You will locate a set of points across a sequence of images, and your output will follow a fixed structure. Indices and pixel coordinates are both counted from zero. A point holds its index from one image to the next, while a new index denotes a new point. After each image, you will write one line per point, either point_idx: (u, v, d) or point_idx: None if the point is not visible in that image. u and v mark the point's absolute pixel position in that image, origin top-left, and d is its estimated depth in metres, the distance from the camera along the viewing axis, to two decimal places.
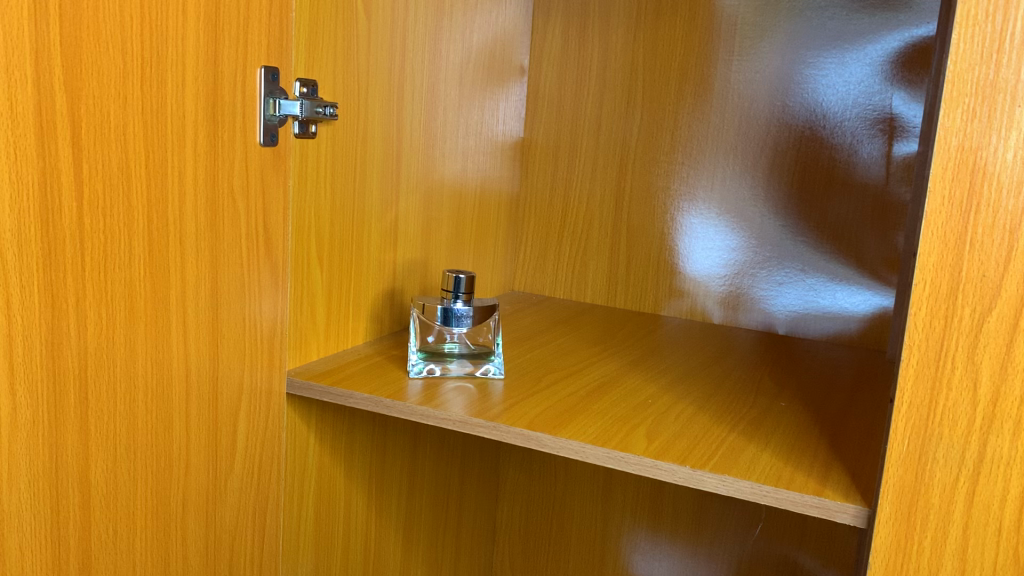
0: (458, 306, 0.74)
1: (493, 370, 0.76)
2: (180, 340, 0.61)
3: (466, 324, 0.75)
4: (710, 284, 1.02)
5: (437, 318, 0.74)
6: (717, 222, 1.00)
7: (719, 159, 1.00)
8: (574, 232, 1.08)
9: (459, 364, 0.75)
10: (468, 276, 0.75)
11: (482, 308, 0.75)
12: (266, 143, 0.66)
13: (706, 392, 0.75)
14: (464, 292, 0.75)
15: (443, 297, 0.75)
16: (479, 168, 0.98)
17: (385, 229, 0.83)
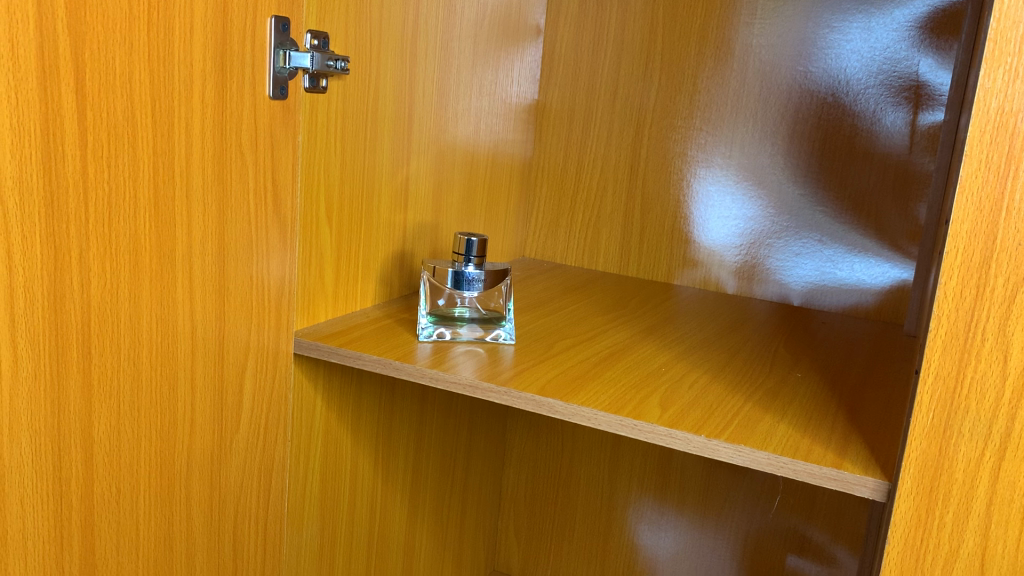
0: (470, 270, 0.73)
1: (504, 337, 0.74)
2: (185, 297, 0.60)
3: (477, 289, 0.73)
4: (726, 253, 1.00)
5: (448, 282, 0.73)
6: (734, 190, 0.99)
7: (739, 126, 0.97)
8: (587, 198, 1.06)
9: (470, 330, 0.74)
10: (480, 240, 0.73)
11: (494, 273, 0.74)
12: (276, 96, 0.64)
13: (721, 362, 0.74)
14: (476, 255, 0.73)
15: (455, 261, 0.74)
16: (491, 130, 0.96)
17: (395, 189, 0.82)
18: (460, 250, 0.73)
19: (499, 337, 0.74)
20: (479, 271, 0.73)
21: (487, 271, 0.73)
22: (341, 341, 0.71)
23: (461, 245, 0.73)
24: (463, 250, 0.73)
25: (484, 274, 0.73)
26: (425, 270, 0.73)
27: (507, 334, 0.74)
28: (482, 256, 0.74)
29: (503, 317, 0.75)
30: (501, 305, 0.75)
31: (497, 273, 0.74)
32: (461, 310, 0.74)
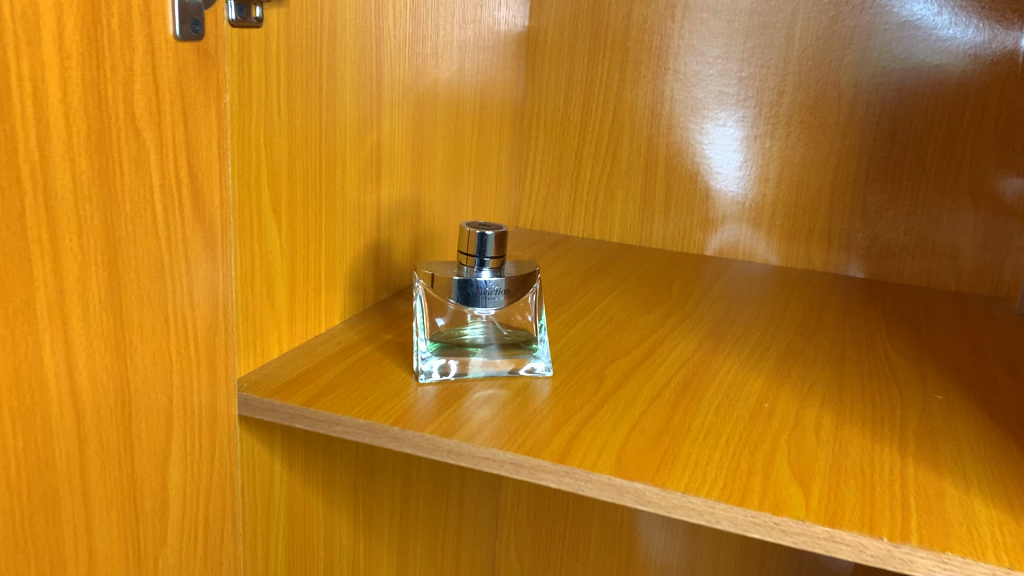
0: (485, 278, 0.52)
1: (536, 367, 0.53)
2: (62, 368, 0.37)
3: (497, 304, 0.52)
4: (776, 216, 0.81)
5: (454, 297, 0.52)
6: (787, 136, 0.78)
7: (793, 54, 0.77)
8: (595, 150, 0.85)
9: (487, 361, 0.53)
10: (497, 233, 0.52)
11: (518, 280, 0.53)
12: (184, 37, 0.41)
13: (833, 385, 0.54)
14: (491, 256, 0.52)
15: (462, 265, 0.52)
16: (477, 69, 0.73)
17: (365, 160, 0.59)
18: (468, 250, 0.52)
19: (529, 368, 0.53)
20: (498, 280, 0.52)
21: (508, 278, 0.52)
22: (304, 397, 0.49)
23: (469, 242, 0.52)
24: (472, 250, 0.52)
25: (505, 283, 0.52)
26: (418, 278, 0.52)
27: (540, 362, 0.53)
28: (499, 256, 0.52)
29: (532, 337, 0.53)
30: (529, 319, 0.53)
31: (521, 278, 0.53)
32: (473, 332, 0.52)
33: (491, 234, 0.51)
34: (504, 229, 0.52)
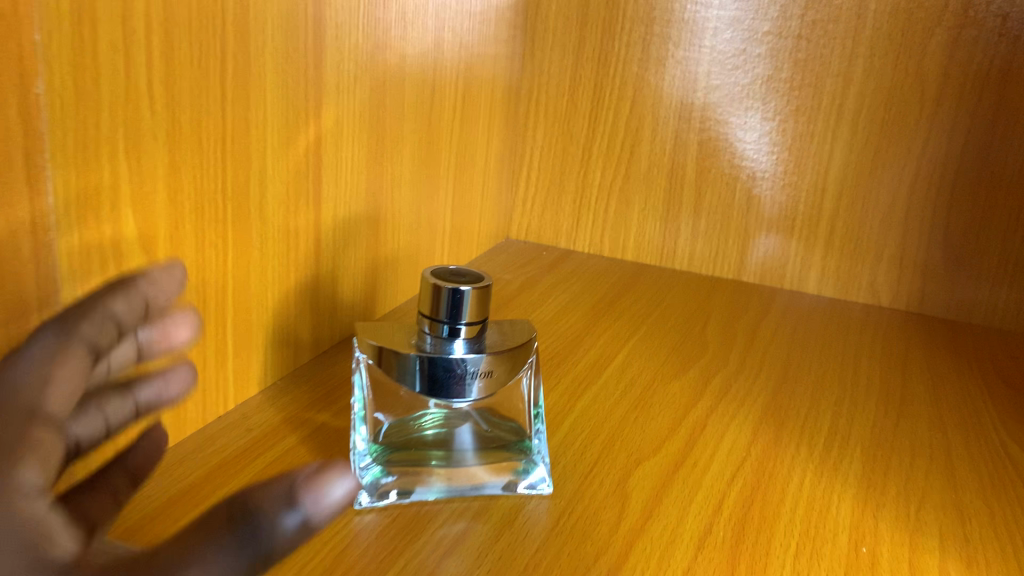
0: (458, 355, 0.35)
1: (527, 481, 0.37)
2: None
3: (475, 391, 0.36)
4: (833, 236, 0.65)
5: (412, 380, 0.36)
6: (852, 137, 0.62)
7: (864, 33, 0.60)
8: (608, 145, 0.68)
9: (456, 474, 0.37)
10: (477, 290, 0.35)
11: (507, 355, 0.36)
12: None
13: (949, 512, 0.39)
14: (467, 322, 0.35)
15: (424, 333, 0.36)
16: (461, 40, 0.56)
17: (297, 167, 0.42)
18: (434, 313, 0.35)
19: (517, 483, 0.37)
20: (478, 357, 0.36)
21: (492, 353, 0.36)
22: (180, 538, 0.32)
23: (435, 302, 0.35)
24: (439, 313, 0.35)
25: (487, 362, 0.36)
26: (360, 353, 0.36)
27: (533, 474, 0.37)
28: (480, 322, 0.36)
29: (520, 438, 0.38)
30: (515, 413, 0.38)
31: (512, 352, 0.37)
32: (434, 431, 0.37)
33: (467, 291, 0.35)
34: (488, 281, 0.36)
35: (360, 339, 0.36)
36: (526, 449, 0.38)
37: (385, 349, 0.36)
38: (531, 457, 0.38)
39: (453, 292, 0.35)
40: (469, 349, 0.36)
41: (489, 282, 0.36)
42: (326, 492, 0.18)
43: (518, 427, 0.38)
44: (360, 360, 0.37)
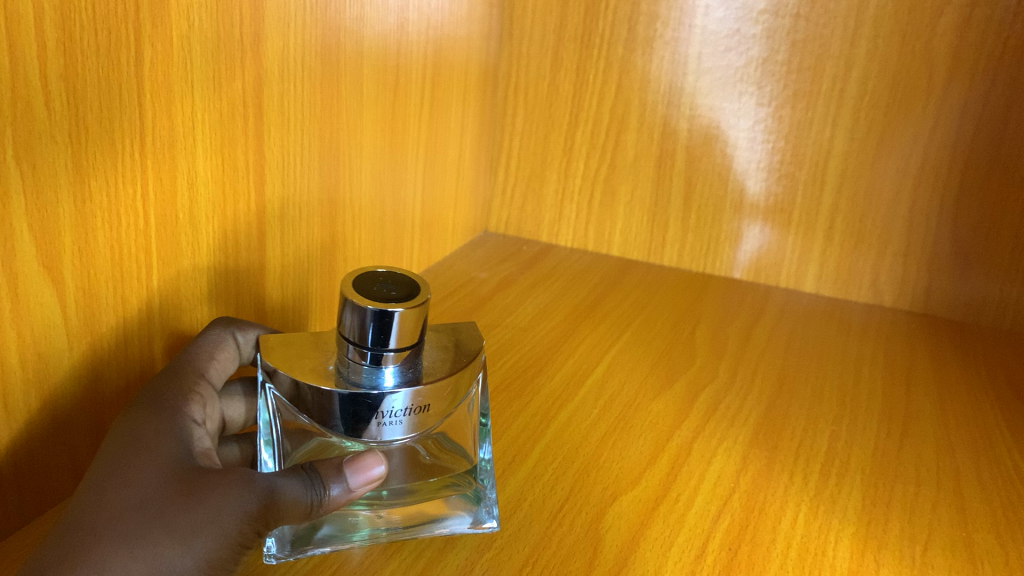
0: (389, 388, 0.31)
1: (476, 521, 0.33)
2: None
3: (406, 427, 0.31)
4: (831, 231, 0.61)
5: (328, 418, 0.31)
6: (853, 124, 0.58)
7: (869, 12, 0.55)
8: (593, 133, 0.64)
9: (390, 514, 0.33)
10: (410, 311, 0.30)
11: (446, 385, 0.31)
12: None
13: (961, 554, 0.35)
14: (399, 347, 0.30)
15: (345, 359, 0.31)
16: (430, 21, 0.52)
17: (239, 162, 0.38)
18: (359, 339, 0.30)
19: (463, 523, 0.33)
20: (410, 391, 0.31)
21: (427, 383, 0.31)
22: None
23: (360, 325, 0.30)
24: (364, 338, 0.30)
25: (421, 395, 0.31)
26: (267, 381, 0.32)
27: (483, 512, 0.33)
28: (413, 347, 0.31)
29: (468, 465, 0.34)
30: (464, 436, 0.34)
31: (452, 381, 0.32)
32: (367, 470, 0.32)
33: (400, 313, 0.29)
34: (426, 298, 0.30)
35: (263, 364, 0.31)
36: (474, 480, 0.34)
37: (295, 381, 0.31)
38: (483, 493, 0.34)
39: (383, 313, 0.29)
40: (400, 378, 0.31)
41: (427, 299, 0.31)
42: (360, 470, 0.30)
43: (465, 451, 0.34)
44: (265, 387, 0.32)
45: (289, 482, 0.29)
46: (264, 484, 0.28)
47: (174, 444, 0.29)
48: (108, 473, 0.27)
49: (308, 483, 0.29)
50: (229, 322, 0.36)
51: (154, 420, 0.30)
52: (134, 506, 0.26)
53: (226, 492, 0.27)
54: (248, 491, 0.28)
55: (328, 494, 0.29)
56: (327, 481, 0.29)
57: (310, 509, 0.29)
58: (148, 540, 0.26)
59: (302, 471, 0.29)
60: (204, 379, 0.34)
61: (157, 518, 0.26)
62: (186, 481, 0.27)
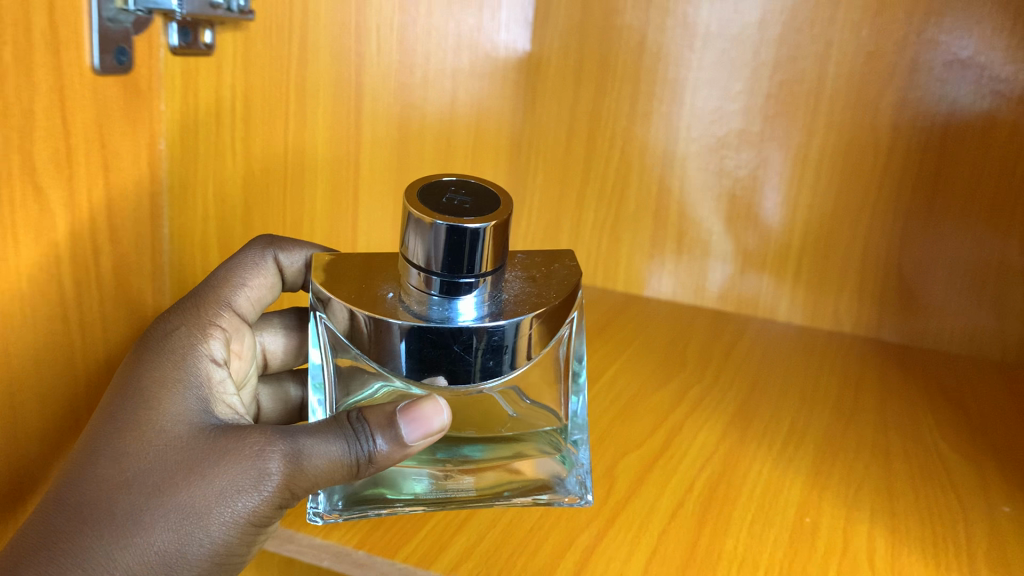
0: (456, 320, 0.36)
1: (566, 494, 0.41)
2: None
3: (476, 362, 0.37)
4: (798, 270, 0.74)
5: (390, 346, 0.37)
6: (813, 183, 0.71)
7: (824, 93, 0.68)
8: (602, 189, 0.77)
9: (465, 479, 0.40)
10: (483, 231, 0.34)
11: (515, 321, 0.37)
12: (104, 69, 0.32)
13: (882, 493, 0.47)
14: (465, 276, 0.35)
15: (417, 295, 0.37)
16: (472, 96, 0.67)
17: (337, 191, 0.53)
18: (429, 264, 0.35)
19: (550, 496, 0.41)
20: (473, 325, 0.36)
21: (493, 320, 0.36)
22: None
23: (433, 249, 0.35)
24: (434, 264, 0.35)
25: (486, 329, 0.36)
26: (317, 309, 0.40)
27: (575, 485, 0.42)
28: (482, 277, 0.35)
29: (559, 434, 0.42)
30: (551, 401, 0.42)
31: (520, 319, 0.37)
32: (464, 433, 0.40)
33: (470, 233, 0.34)
34: (500, 220, 0.35)
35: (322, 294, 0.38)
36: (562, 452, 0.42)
37: (360, 312, 0.37)
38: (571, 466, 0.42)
39: (456, 233, 0.34)
40: (467, 312, 0.36)
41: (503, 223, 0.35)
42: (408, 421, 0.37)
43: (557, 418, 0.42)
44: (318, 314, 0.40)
45: (323, 443, 0.36)
46: (293, 444, 0.36)
47: (196, 397, 0.38)
48: (144, 408, 0.36)
49: (343, 444, 0.36)
50: (271, 241, 0.45)
51: (182, 366, 0.39)
52: (141, 491, 0.34)
53: (224, 478, 0.35)
54: (274, 453, 0.36)
55: (373, 449, 0.36)
56: (373, 435, 0.36)
57: (348, 468, 0.36)
58: (156, 523, 0.34)
59: (347, 429, 0.37)
60: (232, 308, 0.43)
61: (162, 504, 0.34)
62: (213, 437, 0.36)
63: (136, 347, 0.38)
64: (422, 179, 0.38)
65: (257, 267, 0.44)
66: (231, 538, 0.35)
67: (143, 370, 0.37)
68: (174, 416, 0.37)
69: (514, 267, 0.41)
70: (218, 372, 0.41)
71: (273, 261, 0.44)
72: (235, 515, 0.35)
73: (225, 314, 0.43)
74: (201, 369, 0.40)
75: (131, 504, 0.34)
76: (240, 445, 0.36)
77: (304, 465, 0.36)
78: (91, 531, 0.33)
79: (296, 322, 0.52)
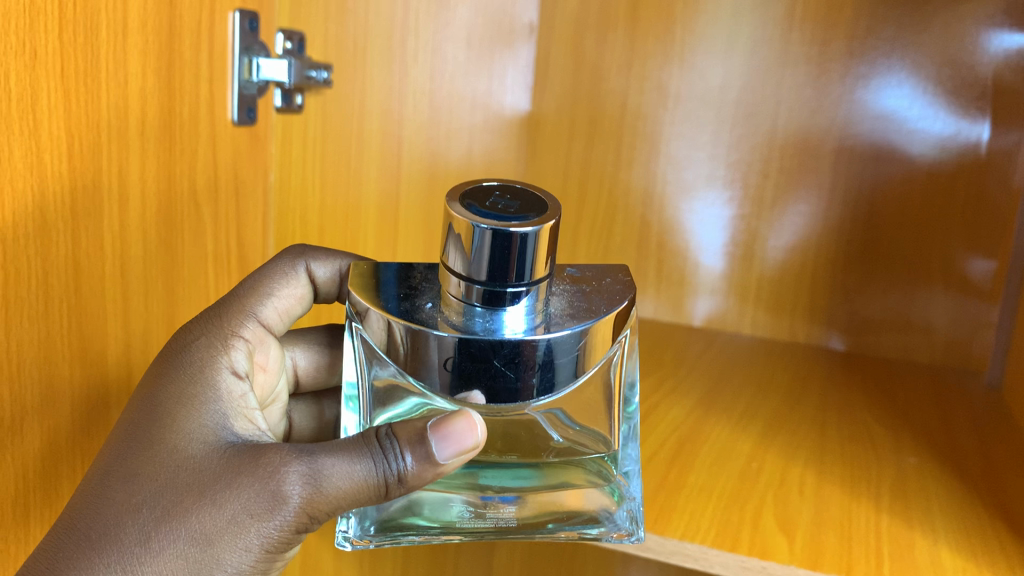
0: (500, 332, 0.38)
1: (615, 529, 0.43)
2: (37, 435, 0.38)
3: (520, 377, 0.38)
4: (759, 291, 0.87)
5: (428, 358, 0.38)
6: (767, 216, 0.85)
7: (776, 142, 0.82)
8: (593, 224, 0.91)
9: (508, 511, 0.43)
10: (532, 234, 0.36)
11: (559, 333, 0.38)
12: (241, 121, 0.46)
13: (812, 443, 0.59)
14: (511, 284, 0.37)
15: (458, 306, 0.39)
16: (485, 147, 0.81)
17: (383, 222, 0.66)
18: (474, 273, 0.37)
19: (600, 530, 0.43)
20: (517, 338, 0.38)
21: (540, 332, 0.38)
22: None
23: (478, 257, 0.36)
24: (477, 270, 0.37)
25: (530, 342, 0.38)
26: (353, 320, 0.42)
27: (625, 520, 0.44)
28: (530, 287, 0.37)
29: (610, 465, 0.44)
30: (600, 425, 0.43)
31: (566, 334, 0.38)
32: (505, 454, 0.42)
33: (517, 238, 0.36)
34: (551, 224, 0.36)
35: (360, 303, 0.40)
36: (610, 485, 0.44)
37: (400, 322, 0.39)
38: (621, 499, 0.44)
39: (503, 237, 0.36)
40: (512, 324, 0.38)
41: (554, 227, 0.37)
42: (443, 433, 0.38)
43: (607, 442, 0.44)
44: (354, 326, 0.42)
45: (347, 462, 0.38)
46: (313, 465, 0.37)
47: (213, 423, 0.40)
48: (164, 429, 0.39)
49: (369, 465, 0.38)
50: (303, 253, 0.50)
51: (201, 389, 0.42)
52: (155, 514, 0.36)
53: (236, 502, 0.37)
54: (294, 475, 0.37)
55: (402, 467, 0.38)
56: (404, 452, 0.38)
57: (378, 489, 0.38)
58: (165, 547, 0.35)
59: (376, 446, 0.38)
60: (256, 318, 0.48)
61: (176, 526, 0.36)
62: (230, 457, 0.38)
63: (163, 373, 0.41)
64: (470, 184, 0.40)
65: (289, 276, 0.49)
66: (249, 560, 0.37)
67: (165, 395, 0.40)
68: (192, 437, 0.39)
69: (563, 281, 0.43)
70: (240, 385, 0.44)
71: (306, 270, 0.50)
72: (251, 537, 0.37)
73: (252, 324, 0.47)
74: (223, 384, 0.43)
75: (145, 527, 0.36)
76: (257, 467, 0.37)
77: (322, 486, 0.37)
78: (104, 555, 0.35)
79: (329, 341, 0.56)
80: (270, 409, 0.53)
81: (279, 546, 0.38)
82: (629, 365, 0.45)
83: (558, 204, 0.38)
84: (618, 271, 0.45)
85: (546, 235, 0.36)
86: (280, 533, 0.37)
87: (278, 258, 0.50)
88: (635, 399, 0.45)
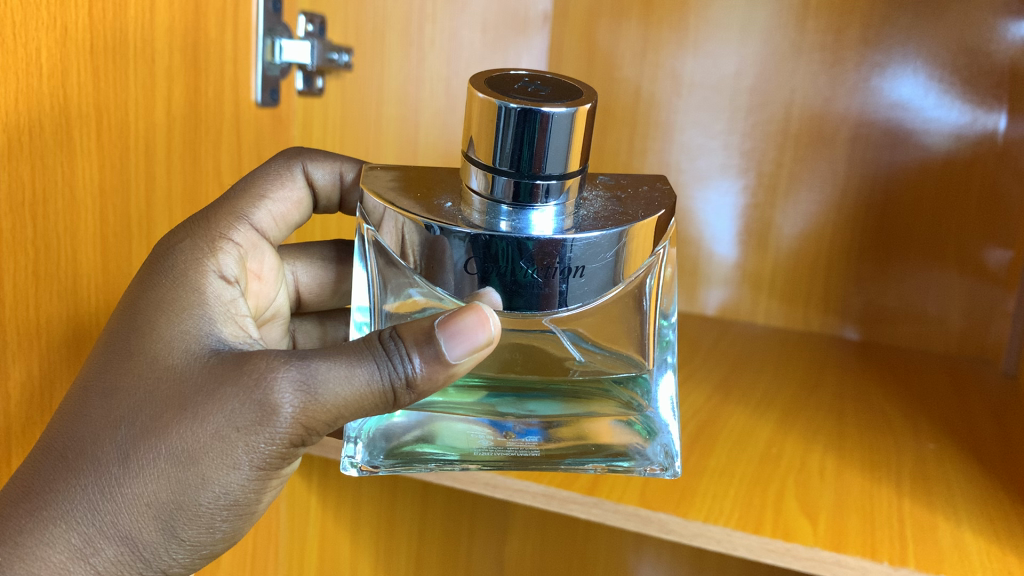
0: (528, 232, 0.36)
1: (647, 464, 0.42)
2: (40, 376, 0.38)
3: (548, 280, 0.37)
4: (773, 278, 0.87)
5: (444, 260, 0.37)
6: (782, 204, 0.84)
7: (790, 131, 0.82)
8: None
9: (529, 444, 0.42)
10: (566, 115, 0.34)
11: (594, 235, 0.36)
12: (265, 103, 0.46)
13: (829, 428, 0.59)
14: (540, 176, 0.35)
15: (479, 204, 0.37)
16: None
17: None
18: (503, 163, 0.35)
19: (632, 463, 0.42)
20: (546, 238, 0.36)
21: (570, 232, 0.36)
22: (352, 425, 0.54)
23: (507, 145, 0.35)
24: (503, 159, 0.35)
25: (560, 242, 0.36)
26: (364, 223, 0.40)
27: (659, 455, 0.43)
28: (562, 181, 0.36)
29: (642, 397, 0.43)
30: (631, 350, 0.42)
31: (600, 235, 0.36)
32: (528, 373, 0.42)
33: (551, 120, 0.34)
34: (586, 108, 0.35)
35: (373, 203, 0.39)
36: (640, 417, 0.43)
37: (417, 220, 0.37)
38: (654, 434, 0.43)
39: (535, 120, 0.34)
40: (541, 224, 0.36)
41: (590, 112, 0.35)
42: (449, 330, 0.35)
43: (637, 371, 0.43)
44: (364, 229, 0.41)
45: (343, 368, 0.36)
46: (304, 371, 0.36)
47: (195, 327, 0.39)
48: (145, 337, 0.38)
49: (374, 370, 0.36)
50: (297, 154, 0.47)
51: (186, 290, 0.40)
52: (134, 430, 0.36)
53: (220, 415, 0.36)
54: (284, 383, 0.36)
55: (409, 371, 0.36)
56: (410, 353, 0.36)
57: (384, 395, 0.36)
58: (146, 463, 0.35)
59: (379, 350, 0.36)
60: (249, 221, 0.45)
61: (157, 441, 0.35)
62: (213, 365, 0.37)
63: (143, 279, 0.40)
64: (497, 71, 0.38)
65: (283, 179, 0.47)
66: (239, 474, 0.37)
67: (143, 299, 0.39)
68: (175, 345, 0.38)
69: (597, 188, 0.41)
70: (229, 291, 0.42)
71: (302, 173, 0.47)
72: (240, 451, 0.36)
73: (245, 229, 0.45)
74: (211, 288, 0.41)
75: (123, 445, 0.35)
76: (243, 377, 0.36)
77: (316, 394, 0.36)
78: (81, 478, 0.35)
79: (333, 256, 0.55)
80: (268, 326, 0.53)
81: (272, 459, 0.37)
82: (667, 297, 0.43)
83: (592, 91, 0.37)
84: (656, 180, 0.43)
85: (581, 118, 0.34)
86: (271, 445, 0.37)
87: (272, 159, 0.47)
88: (670, 332, 0.43)
